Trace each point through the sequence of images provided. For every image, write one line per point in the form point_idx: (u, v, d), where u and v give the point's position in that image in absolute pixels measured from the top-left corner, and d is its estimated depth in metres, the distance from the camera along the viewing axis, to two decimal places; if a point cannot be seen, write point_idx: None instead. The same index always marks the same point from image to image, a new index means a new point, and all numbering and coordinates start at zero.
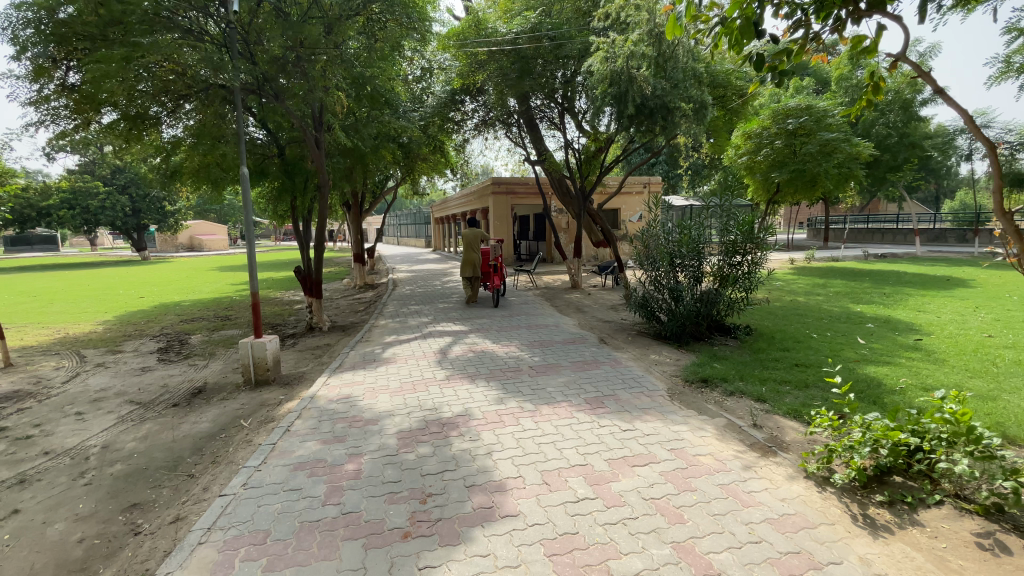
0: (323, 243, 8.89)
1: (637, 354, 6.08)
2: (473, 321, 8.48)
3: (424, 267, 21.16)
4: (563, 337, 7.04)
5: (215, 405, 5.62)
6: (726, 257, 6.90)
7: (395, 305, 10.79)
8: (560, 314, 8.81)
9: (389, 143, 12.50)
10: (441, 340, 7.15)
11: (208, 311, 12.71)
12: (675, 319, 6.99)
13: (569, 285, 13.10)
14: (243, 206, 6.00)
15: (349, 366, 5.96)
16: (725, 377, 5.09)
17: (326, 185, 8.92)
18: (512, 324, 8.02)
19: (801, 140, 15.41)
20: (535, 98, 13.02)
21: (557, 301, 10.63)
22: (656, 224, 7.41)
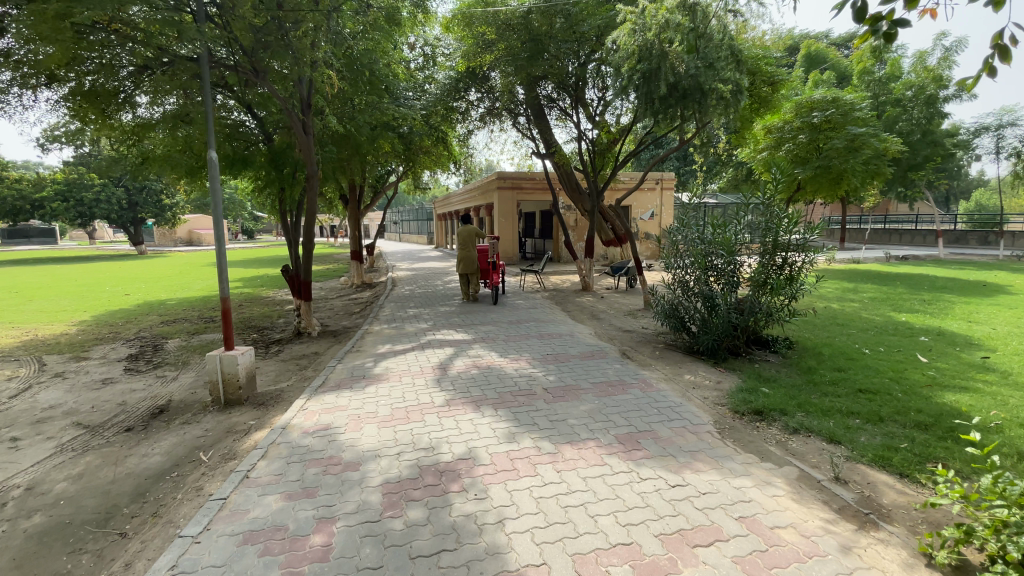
0: (312, 240, 8.04)
1: (669, 374, 5.21)
2: (476, 328, 7.61)
3: (426, 265, 20.31)
4: (579, 350, 6.17)
5: (175, 432, 4.78)
6: (768, 258, 6.02)
7: (392, 308, 9.94)
8: (573, 321, 7.94)
9: (388, 133, 11.68)
10: (440, 351, 6.29)
11: (193, 311, 11.88)
12: (708, 331, 6.11)
13: (579, 286, 12.25)
14: (212, 199, 5.13)
15: (334, 385, 5.12)
16: (782, 407, 4.24)
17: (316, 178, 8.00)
18: (520, 333, 7.15)
19: (827, 134, 14.51)
20: (544, 85, 12.21)
21: (567, 304, 9.76)
22: (688, 222, 6.54)
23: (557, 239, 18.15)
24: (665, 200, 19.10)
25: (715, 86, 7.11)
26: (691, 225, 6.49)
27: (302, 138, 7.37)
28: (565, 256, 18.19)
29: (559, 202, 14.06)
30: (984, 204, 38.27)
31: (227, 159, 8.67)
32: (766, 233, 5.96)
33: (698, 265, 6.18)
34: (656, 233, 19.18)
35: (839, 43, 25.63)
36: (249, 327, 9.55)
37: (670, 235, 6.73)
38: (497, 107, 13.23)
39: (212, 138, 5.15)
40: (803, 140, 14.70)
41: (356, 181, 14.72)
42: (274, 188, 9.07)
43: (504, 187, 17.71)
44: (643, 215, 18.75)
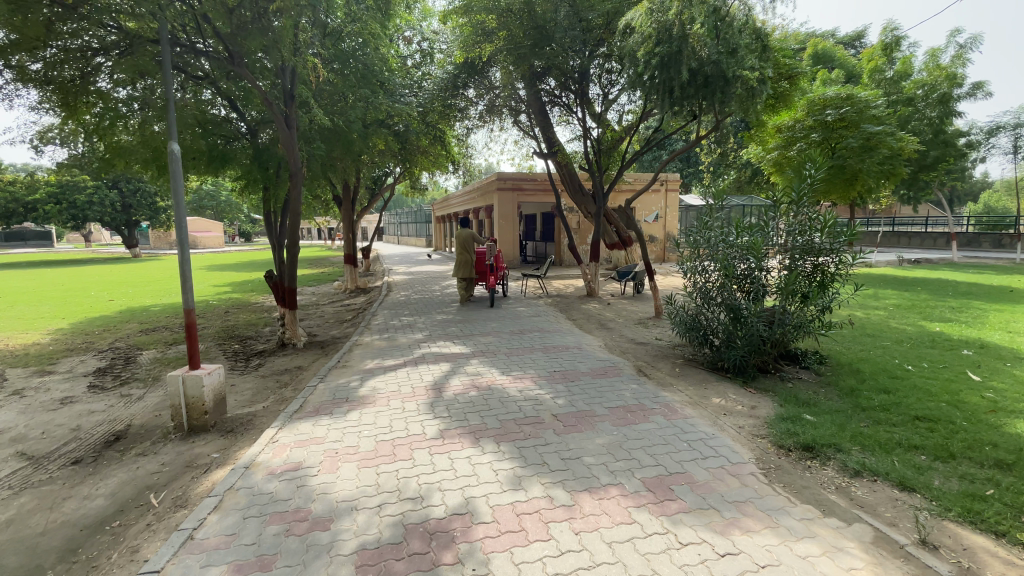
0: (297, 244, 7.41)
1: (694, 396, 4.58)
2: (475, 339, 6.98)
3: (423, 269, 19.66)
4: (589, 365, 5.54)
5: (128, 466, 4.15)
6: (801, 265, 5.41)
7: (384, 315, 9.30)
8: (579, 332, 7.30)
9: (381, 130, 11.07)
10: (435, 367, 5.65)
11: (176, 319, 11.24)
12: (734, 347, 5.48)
13: (583, 292, 11.61)
14: (174, 199, 4.52)
15: (312, 410, 4.49)
16: (834, 442, 3.61)
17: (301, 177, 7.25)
18: (524, 346, 6.51)
19: (840, 133, 13.85)
20: (547, 80, 11.66)
21: (572, 312, 9.12)
22: (712, 225, 5.96)
23: (559, 242, 17.54)
24: (670, 202, 18.50)
25: (738, 73, 6.59)
26: (715, 229, 5.91)
27: (282, 129, 6.68)
28: (567, 259, 17.59)
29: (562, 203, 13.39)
30: (993, 208, 37.57)
31: (206, 155, 8.06)
32: (801, 236, 5.40)
33: (725, 272, 5.56)
34: (660, 236, 18.62)
35: (846, 42, 24.93)
36: (232, 337, 8.92)
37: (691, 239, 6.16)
38: (498, 105, 12.70)
39: (172, 127, 4.53)
40: (816, 139, 13.95)
41: (351, 182, 14.14)
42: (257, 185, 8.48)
43: (504, 189, 17.10)
44: (647, 217, 18.26)
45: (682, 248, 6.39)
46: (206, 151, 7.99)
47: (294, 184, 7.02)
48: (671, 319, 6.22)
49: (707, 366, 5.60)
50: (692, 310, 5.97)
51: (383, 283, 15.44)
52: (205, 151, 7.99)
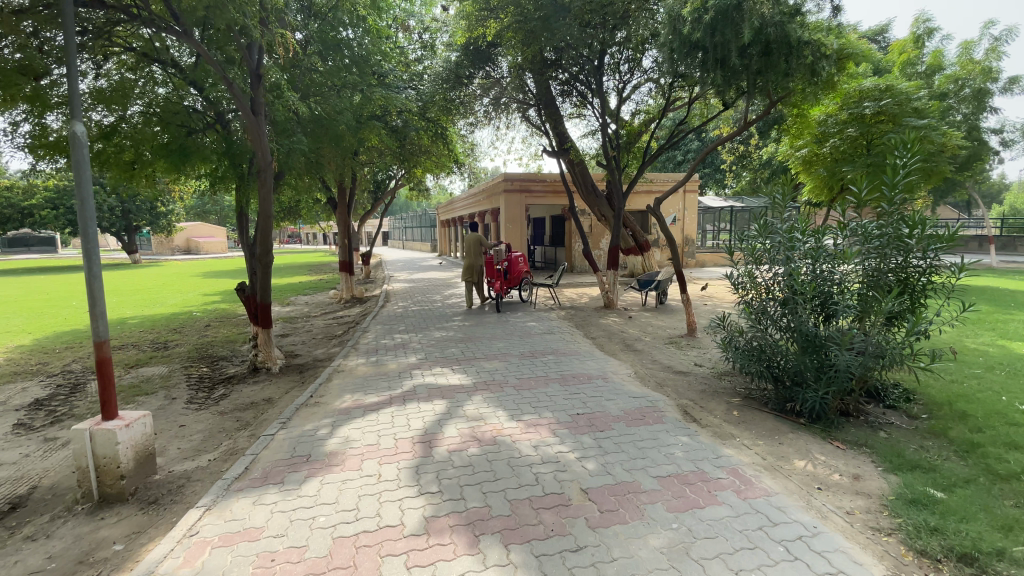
0: (268, 252, 6.28)
1: (768, 459, 3.44)
2: (478, 364, 5.83)
3: (425, 276, 18.55)
4: (621, 406, 4.39)
5: (7, 558, 3.07)
6: (889, 277, 4.26)
7: (376, 331, 8.17)
8: (602, 355, 6.14)
9: (373, 124, 9.99)
10: (429, 406, 4.54)
11: (149, 334, 10.16)
12: (808, 382, 4.26)
13: (600, 303, 10.46)
14: (77, 193, 3.52)
15: (263, 476, 3.38)
16: (1001, 546, 2.47)
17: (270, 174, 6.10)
18: (537, 374, 5.36)
19: (879, 127, 12.61)
20: (559, 70, 10.61)
21: (590, 327, 7.95)
22: (774, 230, 4.76)
23: (570, 246, 16.42)
24: (688, 204, 17.35)
25: (803, 38, 6.22)
26: (780, 234, 4.72)
27: (248, 114, 5.56)
28: (578, 265, 16.47)
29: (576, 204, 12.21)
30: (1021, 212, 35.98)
31: (163, 148, 6.93)
32: (888, 243, 4.25)
33: (797, 289, 4.37)
34: (678, 240, 17.51)
35: (870, 36, 23.67)
36: (203, 358, 7.82)
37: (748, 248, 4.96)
38: (505, 98, 11.58)
39: (75, 99, 3.52)
40: (851, 134, 12.72)
41: (347, 183, 13.09)
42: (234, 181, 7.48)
43: (511, 191, 15.98)
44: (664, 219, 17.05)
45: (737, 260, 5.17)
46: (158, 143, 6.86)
47: (264, 182, 5.90)
48: (721, 345, 4.99)
49: (777, 410, 4.39)
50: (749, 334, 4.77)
51: (382, 291, 14.36)
52: (164, 142, 6.87)
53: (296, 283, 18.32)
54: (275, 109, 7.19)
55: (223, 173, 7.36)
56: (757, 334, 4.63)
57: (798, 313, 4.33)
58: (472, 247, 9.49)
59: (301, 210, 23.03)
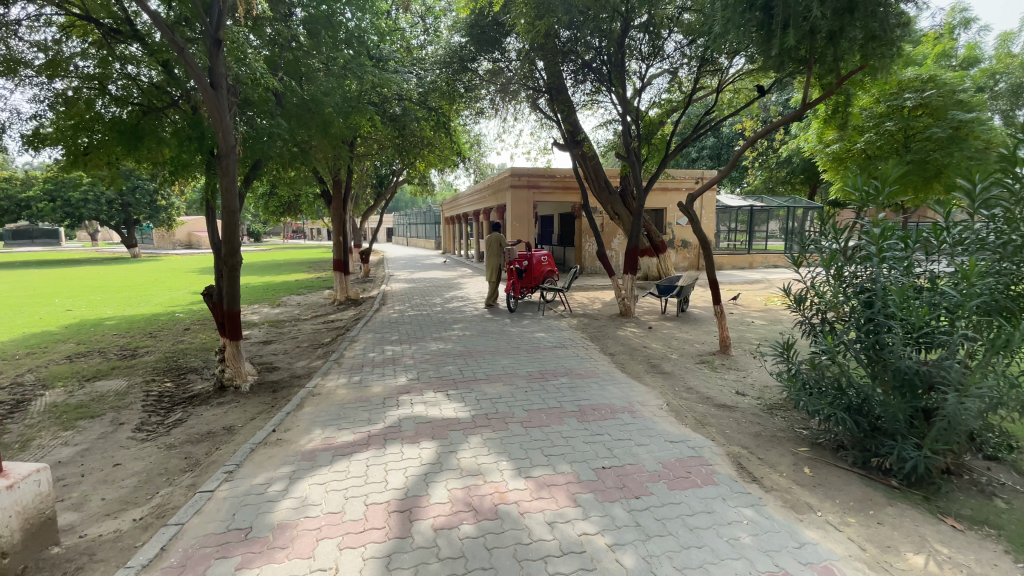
0: (235, 254, 5.38)
1: (870, 552, 2.53)
2: (479, 389, 4.91)
3: (427, 275, 17.67)
4: (656, 456, 3.47)
5: None
6: (1009, 297, 3.24)
7: (366, 342, 7.25)
8: (624, 380, 5.20)
9: (364, 108, 9.02)
10: (415, 451, 3.62)
11: (121, 339, 9.26)
12: (902, 436, 3.25)
13: (615, 310, 9.52)
14: None
15: (181, 566, 2.48)
16: None
17: (234, 159, 5.15)
18: (549, 405, 4.43)
19: (921, 121, 11.63)
20: (575, 57, 9.71)
21: (607, 340, 7.01)
22: (850, 236, 3.76)
23: (580, 246, 15.48)
24: (705, 202, 16.38)
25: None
26: (859, 240, 3.72)
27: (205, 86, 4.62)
28: (588, 266, 15.52)
29: (590, 201, 11.19)
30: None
31: (121, 132, 6.19)
32: (1009, 255, 3.25)
33: (888, 312, 3.34)
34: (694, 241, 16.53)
35: None
36: (170, 371, 6.92)
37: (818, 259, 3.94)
38: (513, 84, 10.59)
39: None
40: (890, 129, 11.80)
41: (342, 175, 12.15)
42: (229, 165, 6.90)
43: (518, 186, 15.04)
44: (680, 219, 16.14)
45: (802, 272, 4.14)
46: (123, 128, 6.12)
47: (226, 168, 4.96)
48: (779, 379, 3.97)
49: (858, 468, 3.42)
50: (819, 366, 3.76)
51: (379, 292, 13.45)
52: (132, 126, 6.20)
53: (291, 281, 17.41)
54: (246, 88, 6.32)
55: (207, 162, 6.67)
56: (831, 368, 3.62)
57: (890, 346, 3.31)
58: (493, 246, 9.36)
59: (299, 205, 22.12)
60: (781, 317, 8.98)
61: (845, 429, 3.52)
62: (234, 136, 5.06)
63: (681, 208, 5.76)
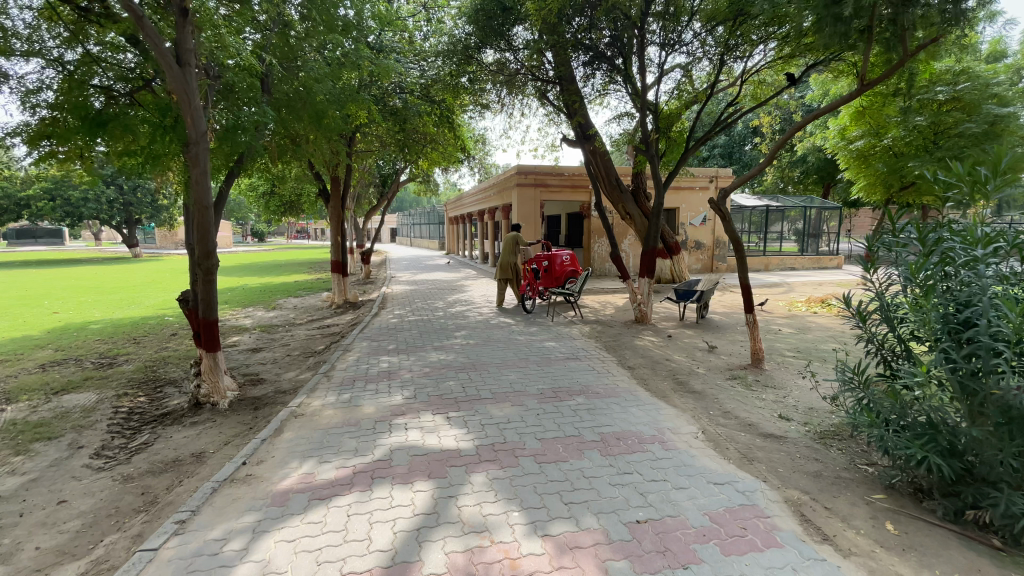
0: (210, 255, 4.77)
1: None
2: (485, 411, 4.29)
3: (429, 276, 17.09)
4: (700, 506, 2.85)
5: None
6: None
7: (361, 351, 6.65)
8: (650, 401, 4.56)
9: (361, 98, 8.41)
10: (407, 494, 2.99)
11: (103, 344, 8.69)
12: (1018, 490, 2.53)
13: (630, 316, 8.91)
14: None
15: None
16: None
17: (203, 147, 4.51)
18: (565, 433, 3.81)
19: (954, 115, 10.97)
20: (584, 47, 9.12)
21: (625, 351, 6.36)
22: (936, 235, 3.03)
23: (589, 247, 14.88)
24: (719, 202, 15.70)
25: None
26: (943, 243, 2.97)
27: (167, 61, 4.04)
28: (598, 268, 14.94)
29: (602, 199, 10.51)
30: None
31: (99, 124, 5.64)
32: None
33: (992, 334, 2.60)
34: (708, 242, 15.91)
35: None
36: (146, 383, 6.33)
37: (895, 264, 3.22)
38: (519, 76, 9.99)
39: None
40: (922, 124, 11.13)
41: (341, 173, 11.55)
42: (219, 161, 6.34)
43: (524, 185, 14.43)
44: (693, 219, 15.57)
45: (874, 279, 3.43)
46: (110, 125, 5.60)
47: (195, 158, 4.38)
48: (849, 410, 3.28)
49: (951, 523, 2.76)
50: (901, 396, 3.07)
51: (380, 294, 12.89)
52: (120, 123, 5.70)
53: (290, 283, 16.87)
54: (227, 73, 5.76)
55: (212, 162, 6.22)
56: (917, 399, 2.91)
57: (997, 376, 2.58)
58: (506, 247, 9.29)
59: (301, 204, 21.57)
60: (809, 325, 8.32)
61: (937, 476, 2.83)
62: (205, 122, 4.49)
63: (710, 205, 5.15)
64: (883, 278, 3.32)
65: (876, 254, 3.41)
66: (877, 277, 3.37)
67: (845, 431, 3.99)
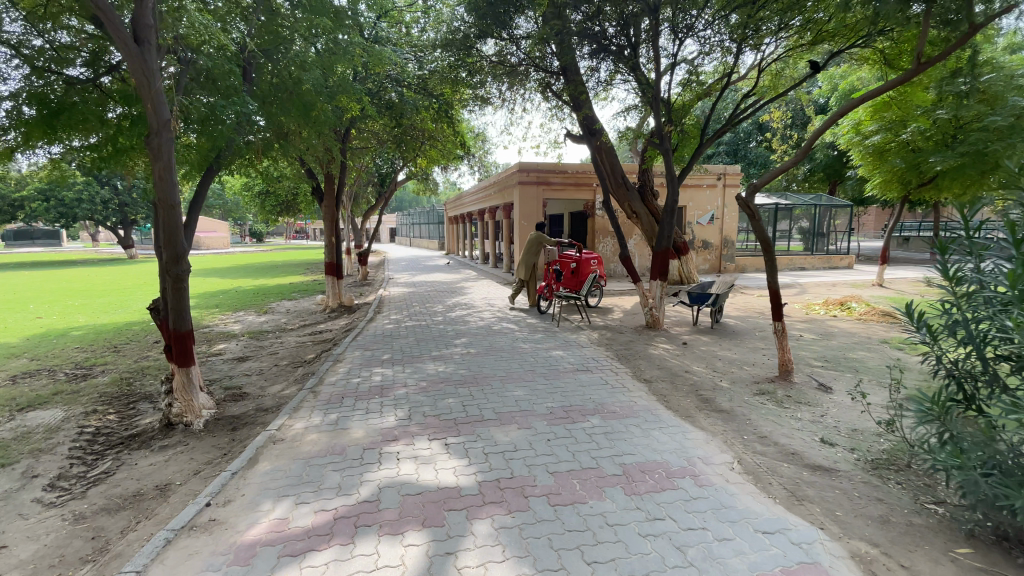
0: (180, 260, 4.27)
1: None
2: (489, 436, 3.79)
3: (428, 277, 16.58)
4: (750, 565, 2.36)
5: None
6: None
7: (353, 361, 6.15)
8: (673, 422, 4.05)
9: (353, 88, 7.88)
10: (397, 549, 2.49)
11: (80, 353, 8.16)
12: None
13: (640, 320, 8.41)
14: None
15: None
16: None
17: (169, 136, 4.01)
18: (582, 465, 3.31)
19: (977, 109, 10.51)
20: (589, 37, 8.65)
21: (640, 362, 5.84)
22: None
23: (593, 247, 14.38)
24: (728, 200, 15.16)
25: None
26: None
27: (122, 37, 3.55)
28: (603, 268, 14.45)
29: (610, 197, 9.98)
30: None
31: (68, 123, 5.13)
32: None
33: None
34: (715, 242, 15.39)
35: None
36: (119, 398, 5.82)
37: (986, 275, 2.74)
38: (522, 67, 9.46)
39: None
40: (943, 118, 10.68)
41: (335, 171, 11.01)
42: (195, 159, 5.79)
43: (527, 183, 13.92)
44: (701, 217, 15.07)
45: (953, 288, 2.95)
46: (71, 116, 5.09)
47: (158, 149, 3.87)
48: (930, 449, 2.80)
49: None
50: (992, 433, 2.57)
51: (376, 297, 12.37)
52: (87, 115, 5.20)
53: (285, 285, 16.35)
54: (200, 58, 5.25)
55: (187, 158, 5.71)
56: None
57: None
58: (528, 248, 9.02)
59: (298, 204, 21.03)
60: (832, 330, 7.80)
61: None
62: (169, 110, 4.00)
63: (738, 202, 4.67)
64: (966, 291, 2.84)
65: (955, 261, 2.92)
66: (960, 288, 2.89)
67: (901, 460, 3.49)
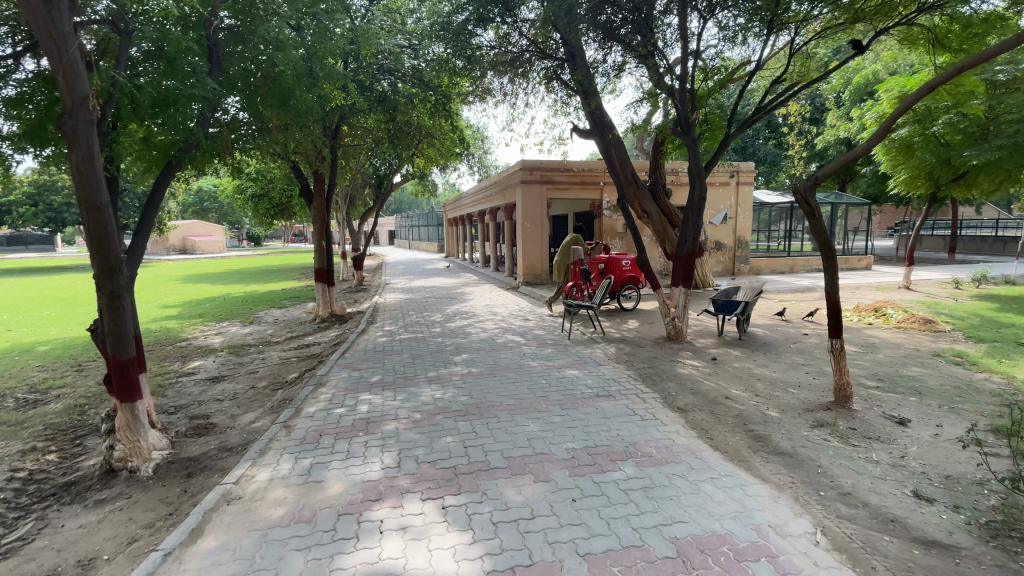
0: (116, 271, 3.61)
1: None
2: (498, 494, 2.99)
3: (426, 283, 15.81)
4: None
5: None
6: None
7: (337, 385, 5.37)
8: (725, 471, 3.26)
9: (339, 77, 7.10)
10: None
11: (40, 373, 7.36)
12: None
13: (660, 330, 7.64)
14: None
15: None
16: None
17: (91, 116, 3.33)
18: (621, 543, 2.52)
19: (1012, 98, 9.78)
20: (596, 22, 7.88)
21: (668, 385, 5.04)
22: None
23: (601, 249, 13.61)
24: (741, 198, 14.41)
25: None
26: None
27: None
28: None
29: (623, 196, 9.20)
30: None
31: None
32: None
33: None
34: (729, 242, 14.64)
35: None
36: (64, 433, 5.02)
37: None
38: (526, 55, 8.70)
39: None
40: (979, 107, 9.92)
41: (324, 170, 10.24)
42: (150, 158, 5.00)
43: (529, 181, 13.16)
44: (714, 217, 14.32)
45: None
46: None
47: (73, 132, 3.22)
48: None
49: None
50: None
51: (371, 306, 11.60)
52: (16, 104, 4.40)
53: (277, 292, 15.58)
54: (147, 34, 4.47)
55: (140, 155, 4.92)
56: None
57: None
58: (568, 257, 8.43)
59: (292, 206, 20.26)
60: (873, 341, 7.02)
61: None
62: (88, 85, 3.35)
63: (794, 195, 3.96)
64: None
65: None
66: None
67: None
